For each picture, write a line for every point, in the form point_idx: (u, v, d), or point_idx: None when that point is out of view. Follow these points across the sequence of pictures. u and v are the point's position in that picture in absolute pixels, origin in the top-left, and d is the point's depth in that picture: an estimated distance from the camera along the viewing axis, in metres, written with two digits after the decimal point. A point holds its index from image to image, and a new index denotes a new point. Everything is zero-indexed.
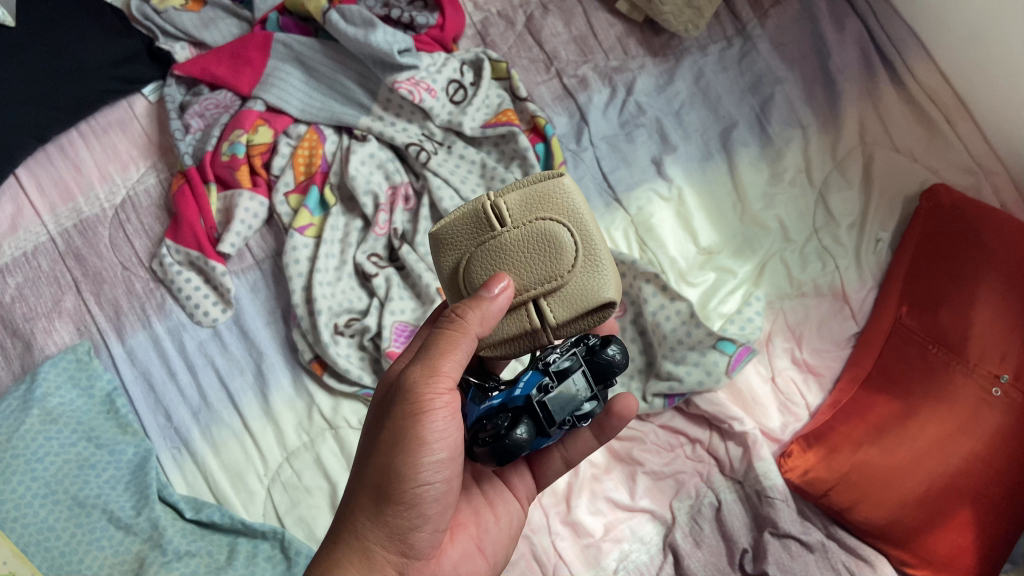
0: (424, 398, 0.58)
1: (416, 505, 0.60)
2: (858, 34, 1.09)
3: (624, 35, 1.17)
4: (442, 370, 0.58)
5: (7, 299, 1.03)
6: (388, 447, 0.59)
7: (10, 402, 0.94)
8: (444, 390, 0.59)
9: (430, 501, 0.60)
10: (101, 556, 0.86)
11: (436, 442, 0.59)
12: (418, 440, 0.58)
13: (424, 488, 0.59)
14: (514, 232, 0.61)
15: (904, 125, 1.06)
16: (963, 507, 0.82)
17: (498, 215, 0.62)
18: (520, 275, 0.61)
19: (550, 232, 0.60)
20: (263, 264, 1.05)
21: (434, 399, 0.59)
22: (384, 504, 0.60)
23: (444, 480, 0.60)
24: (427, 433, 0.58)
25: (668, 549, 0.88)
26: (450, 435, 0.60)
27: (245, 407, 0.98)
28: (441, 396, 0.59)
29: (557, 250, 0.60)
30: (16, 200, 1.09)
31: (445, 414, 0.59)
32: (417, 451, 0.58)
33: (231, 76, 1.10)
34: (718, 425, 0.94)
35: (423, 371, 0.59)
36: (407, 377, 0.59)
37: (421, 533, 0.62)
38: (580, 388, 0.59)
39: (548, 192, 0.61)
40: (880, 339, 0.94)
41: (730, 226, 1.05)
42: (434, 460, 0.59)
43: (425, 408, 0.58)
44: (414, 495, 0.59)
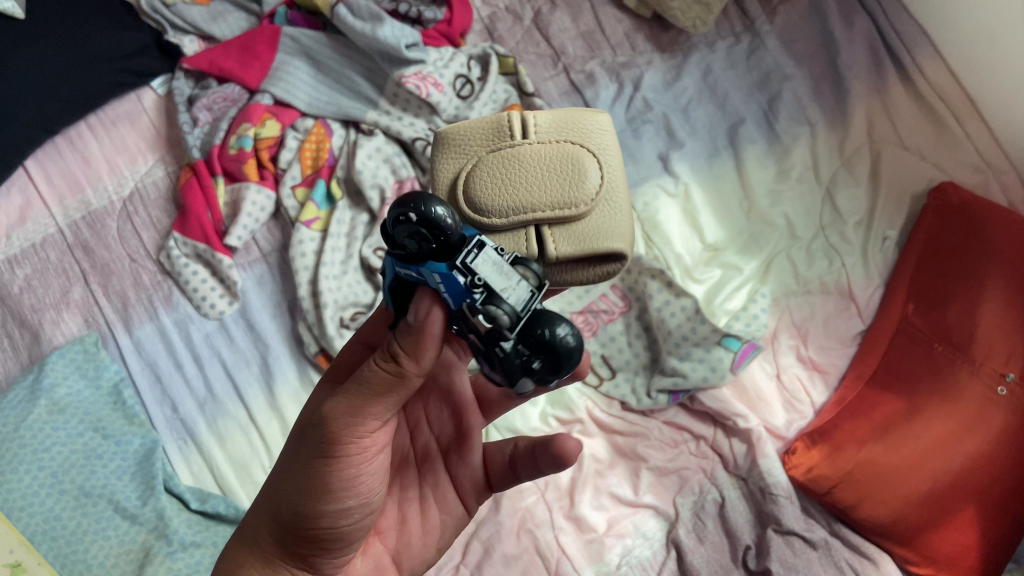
0: (347, 440, 0.53)
1: (322, 544, 0.57)
2: (867, 31, 1.09)
3: (631, 31, 1.17)
4: (369, 412, 0.52)
5: (16, 290, 1.03)
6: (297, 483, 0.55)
7: (17, 392, 0.94)
8: (365, 438, 0.54)
9: (339, 540, 0.57)
10: (106, 545, 0.86)
11: (344, 488, 0.55)
12: (327, 486, 0.54)
13: (332, 528, 0.56)
14: (531, 144, 0.61)
15: (912, 123, 1.06)
16: (966, 505, 0.82)
17: (522, 128, 0.62)
18: (529, 183, 0.60)
19: (568, 172, 0.60)
20: (269, 258, 1.06)
21: (356, 442, 0.54)
22: (290, 534, 0.57)
23: (357, 521, 0.57)
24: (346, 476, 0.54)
25: (671, 545, 0.88)
26: (368, 481, 0.56)
27: (251, 399, 0.98)
28: (359, 441, 0.54)
29: (578, 180, 0.60)
30: (25, 191, 1.09)
31: (362, 460, 0.55)
32: (331, 492, 0.55)
33: (239, 69, 1.10)
34: (723, 422, 0.94)
35: (348, 410, 0.52)
36: (325, 417, 0.53)
37: (328, 561, 0.58)
38: (506, 282, 0.47)
39: (578, 121, 0.63)
40: (886, 337, 0.94)
41: (737, 223, 1.05)
42: (348, 502, 0.55)
43: (345, 451, 0.53)
44: (321, 531, 0.56)
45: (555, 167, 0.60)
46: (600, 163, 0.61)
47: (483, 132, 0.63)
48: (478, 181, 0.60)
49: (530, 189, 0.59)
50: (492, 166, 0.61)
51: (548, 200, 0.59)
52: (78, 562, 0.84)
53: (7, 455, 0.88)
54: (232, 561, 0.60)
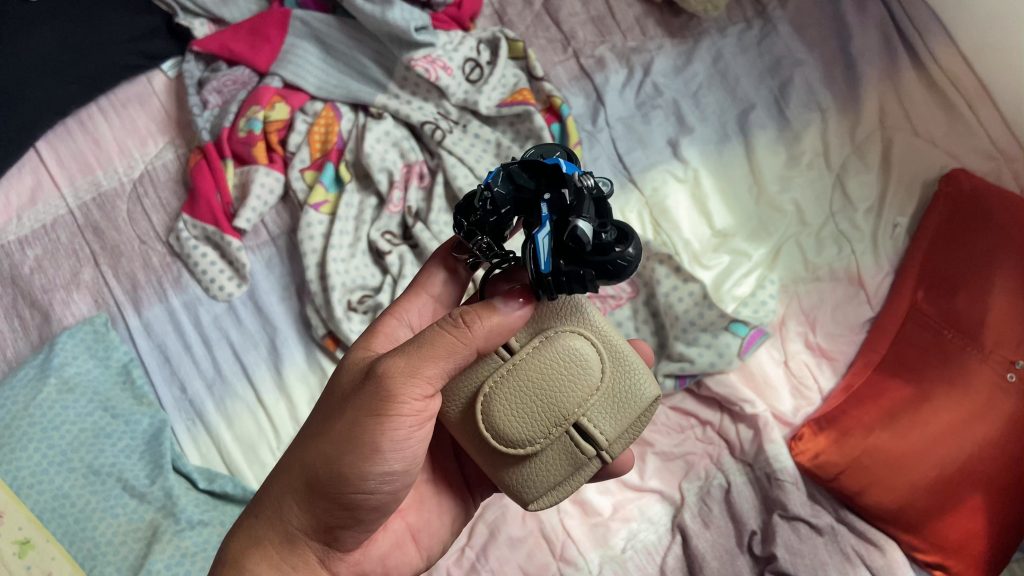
0: (398, 402, 0.54)
1: (350, 510, 0.57)
2: (880, 17, 1.08)
3: (642, 16, 1.16)
4: (424, 372, 0.53)
5: (27, 271, 1.04)
6: (337, 441, 0.55)
7: (27, 371, 0.95)
8: (416, 398, 0.54)
9: (366, 508, 0.57)
10: (114, 523, 0.87)
11: (393, 450, 0.55)
12: (374, 444, 0.54)
13: (368, 493, 0.56)
14: (582, 432, 0.56)
15: (925, 109, 1.05)
16: (974, 492, 0.82)
17: (575, 442, 0.56)
18: (575, 394, 0.55)
19: (536, 468, 0.56)
20: (278, 241, 1.06)
21: (407, 406, 0.54)
22: (326, 505, 0.57)
23: (388, 492, 0.57)
24: (386, 442, 0.55)
25: (677, 529, 0.88)
26: (410, 452, 0.56)
27: (259, 380, 0.99)
28: (415, 402, 0.54)
29: (520, 411, 0.55)
30: (36, 172, 1.10)
31: (415, 423, 0.55)
32: (370, 458, 0.55)
33: (248, 52, 1.10)
34: (730, 408, 0.94)
35: (406, 368, 0.54)
36: (386, 371, 0.54)
37: (350, 534, 0.59)
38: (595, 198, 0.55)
39: (538, 486, 0.57)
40: (895, 323, 0.93)
41: (746, 209, 1.05)
42: (386, 471, 0.56)
43: (393, 412, 0.54)
44: (353, 499, 0.56)
45: (533, 399, 0.55)
46: (504, 463, 0.57)
47: (648, 393, 0.58)
48: (585, 345, 0.56)
49: (558, 390, 0.55)
50: (600, 369, 0.56)
51: (513, 415, 0.55)
52: (86, 540, 0.85)
53: (16, 433, 0.89)
54: (249, 533, 0.59)
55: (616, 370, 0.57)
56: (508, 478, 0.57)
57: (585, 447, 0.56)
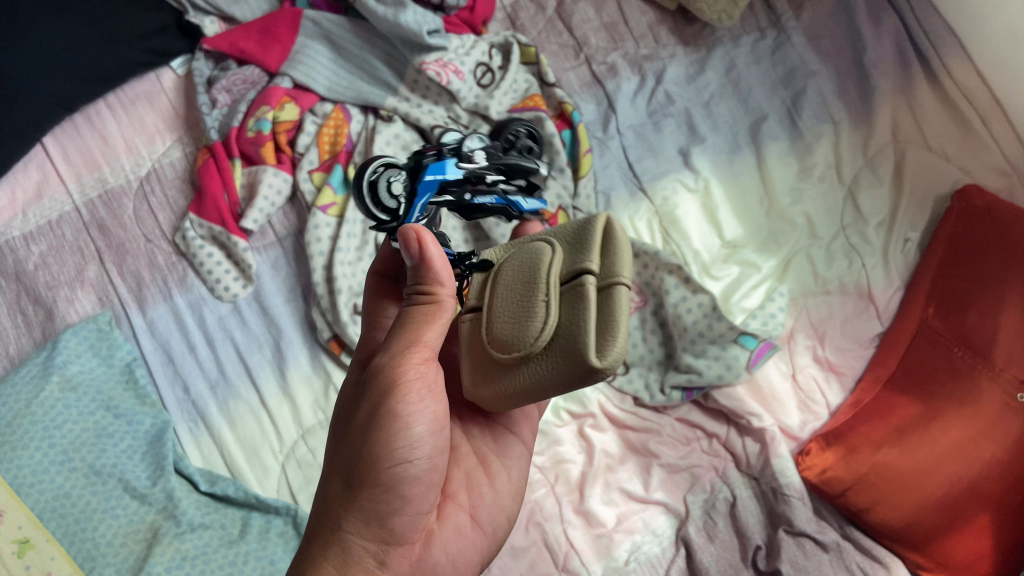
0: (407, 363, 0.57)
1: (393, 488, 0.57)
2: (895, 30, 1.07)
3: (655, 23, 1.16)
4: (426, 331, 0.57)
5: (31, 267, 1.03)
6: (363, 426, 0.57)
7: (30, 367, 0.94)
8: (420, 360, 0.57)
9: (410, 482, 0.58)
10: (115, 525, 0.86)
11: (414, 413, 0.57)
12: (394, 412, 0.56)
13: (405, 462, 0.57)
14: (575, 279, 0.53)
15: (939, 124, 1.04)
16: (981, 511, 0.81)
17: (574, 288, 0.53)
18: (539, 270, 0.56)
19: (564, 337, 0.52)
20: (285, 242, 1.05)
21: (416, 366, 0.57)
22: (369, 491, 0.57)
23: (428, 458, 0.58)
24: (407, 405, 0.56)
25: (681, 542, 0.88)
26: (431, 410, 0.58)
27: (263, 382, 0.98)
28: (417, 365, 0.57)
29: (516, 316, 0.55)
30: (43, 167, 1.10)
31: (425, 381, 0.57)
32: (396, 424, 0.56)
33: (259, 51, 1.10)
34: (737, 421, 0.93)
35: (407, 335, 0.57)
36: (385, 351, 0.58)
37: (404, 517, 0.58)
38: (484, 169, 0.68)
39: (573, 343, 0.51)
40: (905, 339, 0.92)
41: (756, 221, 1.04)
42: (417, 434, 0.57)
43: (404, 374, 0.57)
44: (394, 472, 0.56)
45: (515, 304, 0.56)
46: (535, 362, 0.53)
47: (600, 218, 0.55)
48: (529, 250, 0.58)
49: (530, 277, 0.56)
50: (548, 248, 0.57)
51: (501, 320, 0.56)
52: (86, 541, 0.84)
53: (18, 431, 0.88)
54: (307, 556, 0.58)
55: (565, 232, 0.57)
56: (542, 369, 0.53)
57: (586, 281, 0.52)
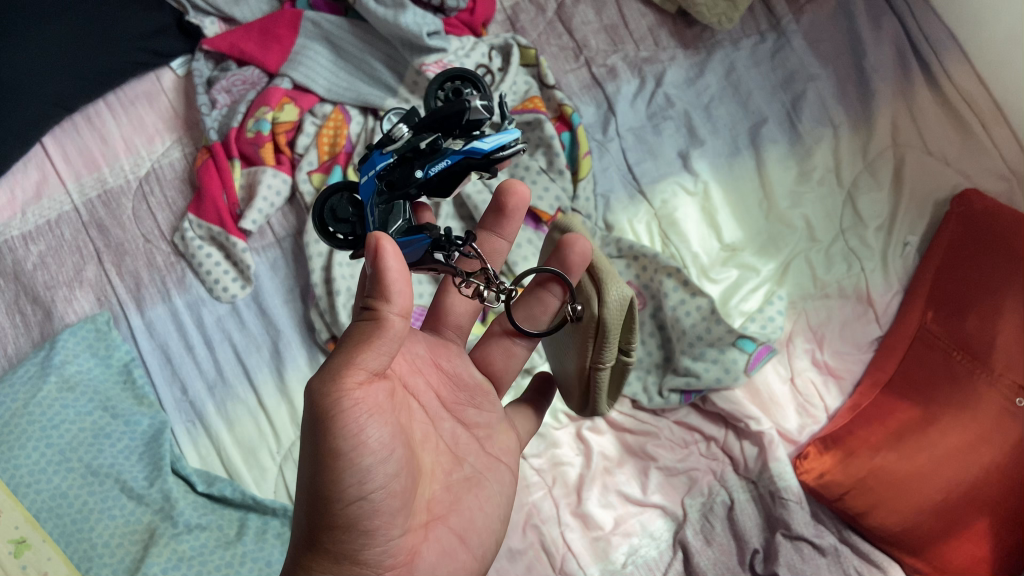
0: (330, 404, 0.52)
1: (354, 524, 0.55)
2: (895, 34, 1.08)
3: (655, 26, 1.16)
4: (354, 364, 0.52)
5: (30, 267, 1.03)
6: (308, 468, 0.55)
7: (28, 367, 0.94)
8: (355, 386, 0.53)
9: (371, 514, 0.55)
10: (112, 525, 0.86)
11: (352, 451, 0.53)
12: (335, 450, 0.52)
13: (354, 501, 0.54)
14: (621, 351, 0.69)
15: (939, 128, 1.04)
16: (979, 516, 0.81)
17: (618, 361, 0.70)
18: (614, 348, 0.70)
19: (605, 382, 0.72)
20: (283, 243, 1.05)
21: (344, 402, 0.52)
22: (326, 533, 0.55)
23: (381, 489, 0.55)
24: (339, 446, 0.52)
25: (678, 545, 0.88)
26: (373, 441, 0.54)
27: (261, 384, 0.98)
28: (350, 392, 0.52)
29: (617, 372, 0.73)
30: (42, 167, 1.10)
31: (360, 414, 0.53)
32: (334, 468, 0.53)
33: (259, 53, 1.10)
34: (735, 424, 0.93)
35: (329, 371, 0.52)
36: (312, 391, 0.53)
37: (370, 549, 0.55)
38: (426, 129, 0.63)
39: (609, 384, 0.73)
40: (904, 343, 0.92)
41: (756, 224, 1.04)
42: (361, 471, 0.53)
43: (330, 415, 0.52)
44: (347, 511, 0.54)
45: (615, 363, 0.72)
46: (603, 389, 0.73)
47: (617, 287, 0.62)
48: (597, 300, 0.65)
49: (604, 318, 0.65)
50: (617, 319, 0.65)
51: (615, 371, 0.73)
52: (83, 541, 0.84)
53: (16, 431, 0.88)
54: None
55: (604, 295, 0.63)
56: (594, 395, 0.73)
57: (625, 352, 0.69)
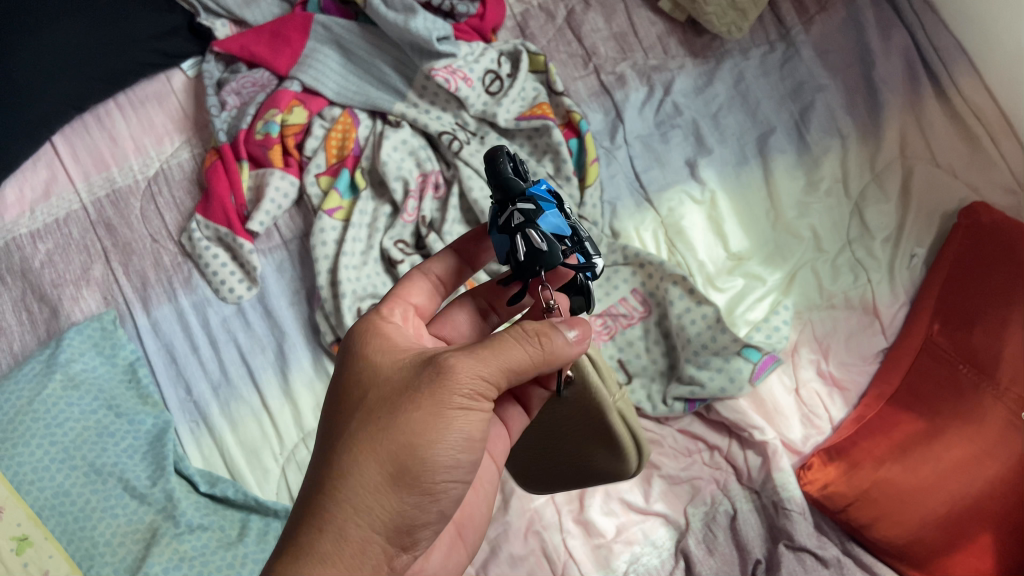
0: (475, 390, 0.49)
1: (432, 508, 0.50)
2: (904, 45, 1.08)
3: (664, 34, 1.17)
4: (502, 364, 0.49)
5: (37, 265, 1.04)
6: (415, 431, 0.48)
7: (33, 366, 0.94)
8: (494, 390, 0.50)
9: (447, 504, 0.51)
10: (114, 524, 0.86)
11: (477, 438, 0.50)
12: (461, 434, 0.49)
13: (450, 485, 0.50)
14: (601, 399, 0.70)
15: (946, 140, 1.03)
16: (983, 530, 0.80)
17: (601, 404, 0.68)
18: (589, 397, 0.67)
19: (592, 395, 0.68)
20: (290, 245, 1.06)
21: (483, 394, 0.49)
22: (401, 507, 0.48)
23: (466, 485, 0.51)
24: (470, 432, 0.49)
25: (680, 555, 0.87)
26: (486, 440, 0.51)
27: (265, 385, 0.98)
28: (492, 393, 0.50)
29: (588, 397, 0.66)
30: (51, 166, 1.11)
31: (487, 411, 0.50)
32: (457, 448, 0.49)
33: (269, 55, 1.10)
34: (739, 433, 0.93)
35: (480, 357, 0.49)
36: (451, 365, 0.49)
37: (423, 538, 0.51)
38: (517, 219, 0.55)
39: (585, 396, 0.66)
40: (909, 356, 0.92)
41: (762, 234, 1.04)
42: (467, 463, 0.50)
43: (474, 402, 0.49)
44: (437, 493, 0.49)
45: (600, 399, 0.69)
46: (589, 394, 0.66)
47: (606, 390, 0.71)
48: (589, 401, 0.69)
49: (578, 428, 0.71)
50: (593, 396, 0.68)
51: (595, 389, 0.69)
52: (85, 539, 0.84)
53: (19, 429, 0.88)
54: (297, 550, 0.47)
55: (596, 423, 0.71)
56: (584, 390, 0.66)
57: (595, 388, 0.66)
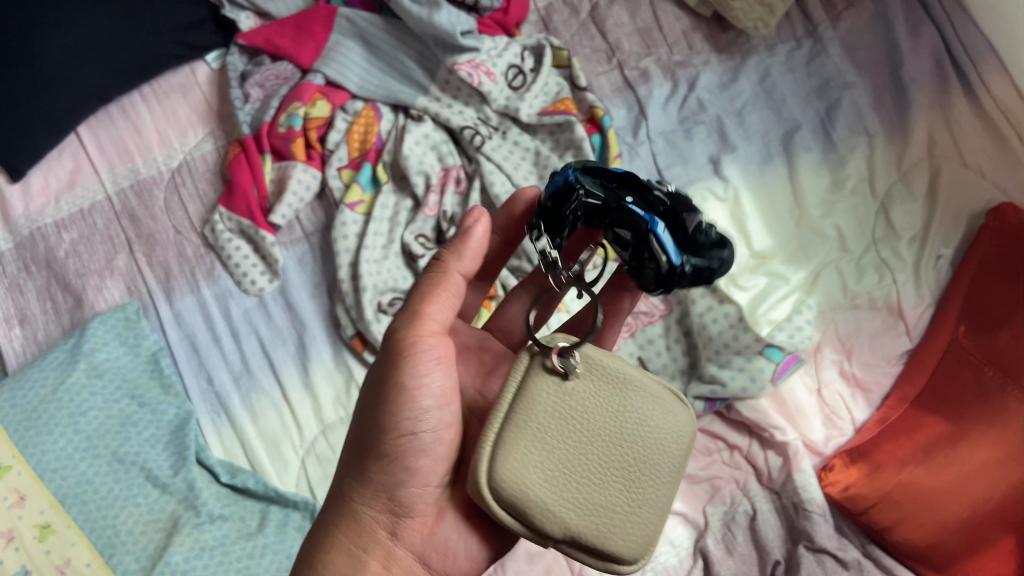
0: (409, 341, 0.61)
1: (400, 457, 0.61)
2: (933, 44, 1.06)
3: (689, 30, 1.16)
4: (427, 315, 0.63)
5: (62, 255, 1.05)
6: (377, 401, 0.62)
7: (58, 355, 0.95)
8: (431, 332, 0.62)
9: (417, 451, 0.61)
10: (136, 513, 0.86)
11: (416, 387, 0.60)
12: (401, 385, 0.60)
13: (411, 436, 0.60)
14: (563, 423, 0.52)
15: (976, 139, 1.02)
16: (1006, 535, 0.79)
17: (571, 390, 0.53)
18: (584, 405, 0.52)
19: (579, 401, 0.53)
20: (312, 238, 1.06)
21: (421, 342, 0.61)
22: (382, 476, 0.61)
23: (434, 429, 0.61)
24: (417, 379, 0.60)
25: (698, 554, 0.87)
26: (440, 382, 0.61)
27: (286, 377, 0.98)
28: (428, 341, 0.62)
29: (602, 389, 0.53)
30: (76, 156, 1.11)
31: (429, 359, 0.61)
32: (405, 396, 0.60)
33: (293, 48, 1.11)
34: (759, 434, 0.92)
35: (408, 320, 0.63)
36: (393, 331, 0.63)
37: (409, 488, 0.61)
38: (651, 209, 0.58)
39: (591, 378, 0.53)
40: (934, 357, 0.91)
41: (786, 232, 1.03)
42: (425, 409, 0.60)
43: (413, 351, 0.61)
44: (403, 445, 0.60)
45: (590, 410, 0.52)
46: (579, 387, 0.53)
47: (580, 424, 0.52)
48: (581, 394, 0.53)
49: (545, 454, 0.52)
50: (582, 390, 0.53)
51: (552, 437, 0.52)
52: (107, 528, 0.84)
53: (44, 417, 0.89)
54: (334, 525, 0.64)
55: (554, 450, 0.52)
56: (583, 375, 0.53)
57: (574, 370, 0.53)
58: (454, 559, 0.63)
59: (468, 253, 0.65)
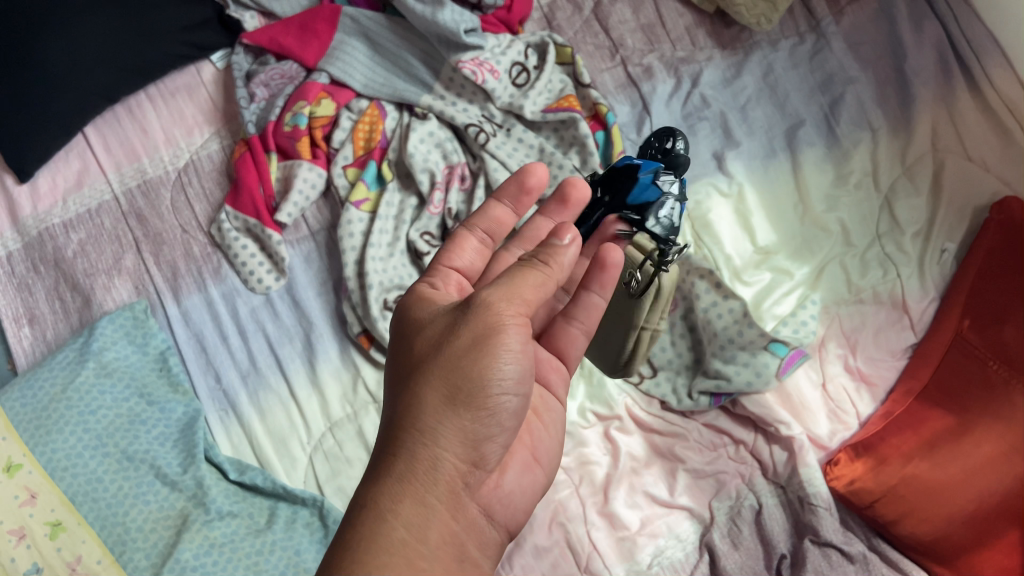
0: (503, 313, 0.53)
1: (491, 415, 0.54)
2: (937, 38, 1.06)
3: (693, 26, 1.16)
4: (523, 293, 0.54)
5: (70, 254, 1.06)
6: (462, 355, 0.53)
7: (67, 353, 0.96)
8: (525, 305, 0.54)
9: (504, 411, 0.55)
10: (146, 510, 0.87)
11: (502, 352, 0.53)
12: (496, 346, 0.53)
13: (502, 397, 0.54)
14: None
15: (979, 134, 1.02)
16: (1010, 528, 0.78)
17: None
18: None
19: None
20: (318, 236, 1.07)
21: (512, 315, 0.54)
22: (466, 433, 0.53)
23: (520, 392, 0.55)
24: (508, 344, 0.53)
25: (704, 548, 0.87)
26: (526, 351, 0.55)
27: (293, 375, 0.99)
28: (519, 312, 0.54)
29: None
30: (83, 156, 1.12)
31: (518, 331, 0.54)
32: (497, 356, 0.53)
33: (298, 47, 1.11)
34: (765, 428, 0.92)
35: (504, 291, 0.54)
36: (480, 299, 0.54)
37: (494, 443, 0.55)
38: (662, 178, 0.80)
39: None
40: (939, 351, 0.91)
41: (790, 228, 1.03)
42: (513, 372, 0.54)
43: (506, 323, 0.53)
44: (493, 403, 0.54)
45: None
46: None
47: None
48: None
49: None
50: None
51: None
52: (117, 525, 0.85)
53: (54, 416, 0.90)
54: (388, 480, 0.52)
55: None
56: None
57: None
58: (514, 512, 0.59)
59: (568, 264, 0.59)
